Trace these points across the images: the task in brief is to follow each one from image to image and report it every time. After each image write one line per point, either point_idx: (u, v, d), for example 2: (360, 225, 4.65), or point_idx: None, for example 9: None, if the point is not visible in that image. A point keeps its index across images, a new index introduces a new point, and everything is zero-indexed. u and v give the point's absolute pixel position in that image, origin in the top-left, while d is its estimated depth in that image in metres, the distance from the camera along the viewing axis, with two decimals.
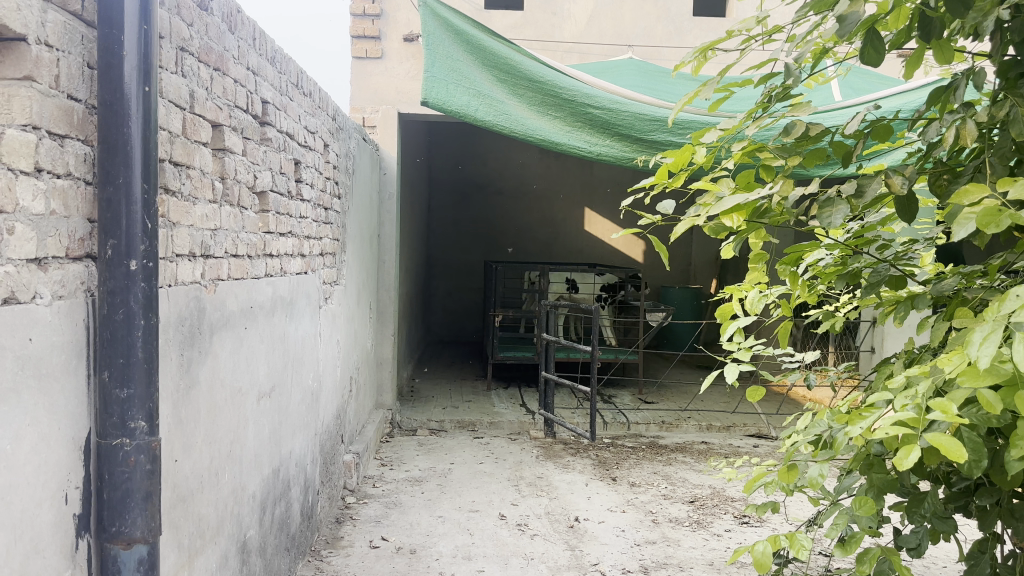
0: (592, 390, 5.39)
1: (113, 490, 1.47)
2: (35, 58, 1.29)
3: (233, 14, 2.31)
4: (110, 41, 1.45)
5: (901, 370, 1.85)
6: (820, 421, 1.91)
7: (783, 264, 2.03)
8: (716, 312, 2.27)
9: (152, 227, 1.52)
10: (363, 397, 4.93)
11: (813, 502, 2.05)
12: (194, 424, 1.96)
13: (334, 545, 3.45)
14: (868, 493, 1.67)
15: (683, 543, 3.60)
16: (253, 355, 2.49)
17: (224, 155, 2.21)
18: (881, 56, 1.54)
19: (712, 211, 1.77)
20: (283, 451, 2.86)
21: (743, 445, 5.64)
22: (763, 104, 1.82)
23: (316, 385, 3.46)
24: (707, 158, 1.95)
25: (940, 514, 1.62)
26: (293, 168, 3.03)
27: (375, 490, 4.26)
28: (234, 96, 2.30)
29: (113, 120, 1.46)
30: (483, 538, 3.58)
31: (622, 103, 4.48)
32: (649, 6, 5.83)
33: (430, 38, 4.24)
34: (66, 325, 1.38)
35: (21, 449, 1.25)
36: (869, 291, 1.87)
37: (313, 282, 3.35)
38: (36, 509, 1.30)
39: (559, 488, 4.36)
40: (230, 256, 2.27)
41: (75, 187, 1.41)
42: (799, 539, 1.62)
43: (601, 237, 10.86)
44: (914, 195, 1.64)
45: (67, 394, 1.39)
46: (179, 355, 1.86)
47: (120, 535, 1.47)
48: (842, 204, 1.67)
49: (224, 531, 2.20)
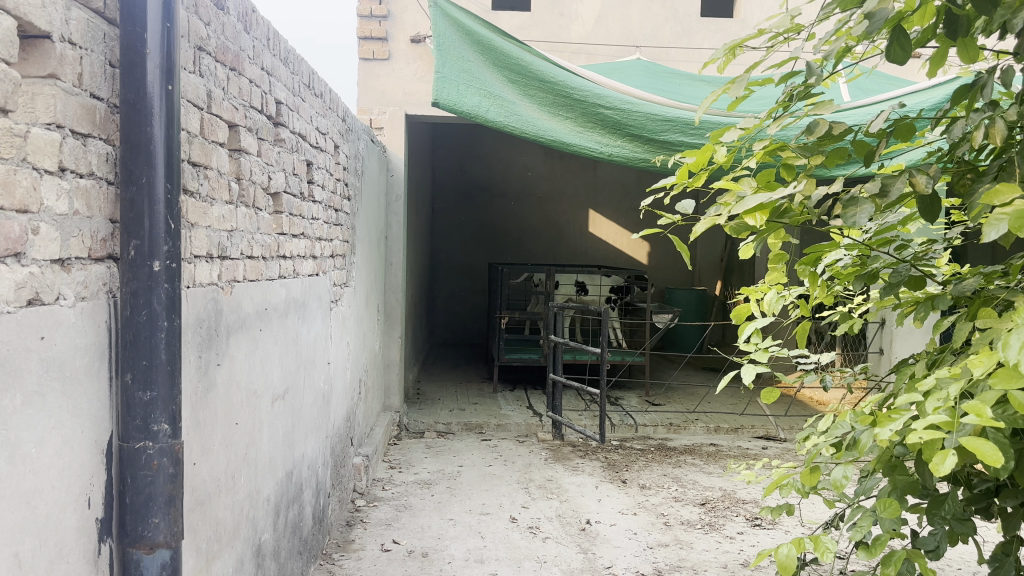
0: (601, 392, 5.38)
1: (136, 495, 1.46)
2: (60, 56, 1.27)
3: (249, 13, 2.30)
4: (133, 40, 1.44)
5: (924, 372, 1.82)
6: (841, 423, 1.89)
7: (803, 265, 2.00)
8: (732, 313, 2.24)
9: (174, 228, 1.50)
10: (372, 399, 4.92)
11: (830, 505, 2.02)
12: (212, 427, 1.94)
13: (346, 549, 3.43)
14: (891, 495, 1.64)
15: (696, 545, 3.59)
16: (268, 357, 2.48)
17: (240, 156, 2.19)
18: (907, 53, 1.51)
19: (735, 210, 1.74)
20: (296, 454, 2.85)
21: (752, 447, 5.62)
22: (784, 103, 1.80)
23: (327, 387, 3.44)
24: (727, 158, 1.92)
25: (961, 515, 1.59)
26: (305, 169, 3.01)
27: (384, 493, 4.24)
28: (250, 96, 2.29)
29: (135, 119, 1.44)
30: (495, 541, 3.56)
31: (633, 104, 4.47)
32: (656, 6, 5.81)
33: (442, 39, 4.25)
34: (88, 327, 1.36)
35: (46, 453, 1.24)
36: (889, 292, 1.84)
37: (324, 284, 3.34)
38: (61, 513, 1.28)
39: (569, 490, 4.34)
40: (246, 258, 2.25)
41: (97, 187, 1.40)
42: (823, 542, 1.59)
43: (606, 239, 10.84)
44: (937, 196, 1.61)
45: (91, 398, 1.37)
46: (197, 358, 1.84)
47: (143, 539, 1.45)
48: (866, 203, 1.62)
49: (240, 535, 2.18)
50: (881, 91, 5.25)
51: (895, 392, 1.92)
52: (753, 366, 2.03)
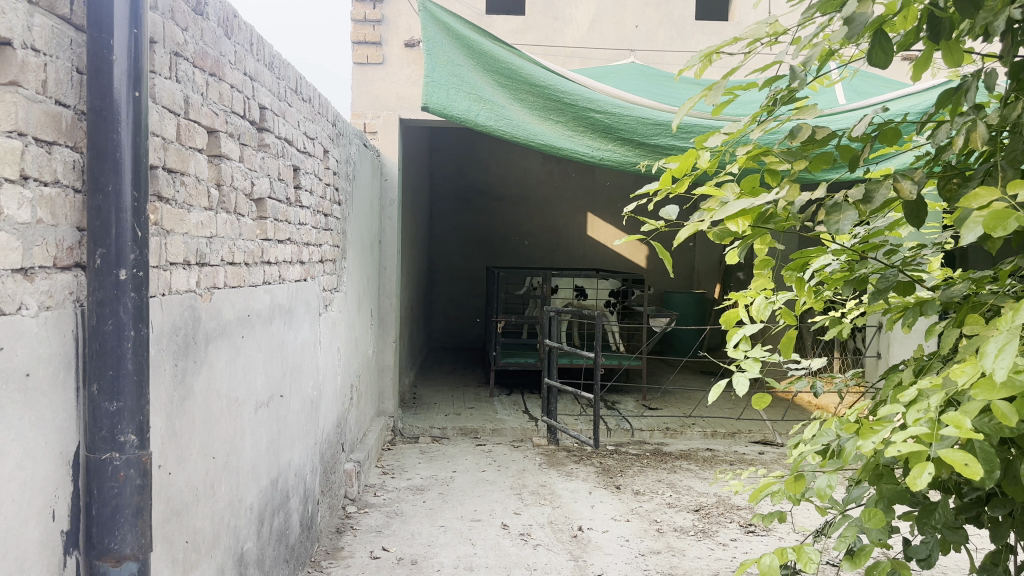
0: (595, 397, 5.35)
1: (102, 507, 1.43)
2: (21, 63, 1.26)
3: (230, 18, 2.28)
4: (99, 46, 1.42)
5: (911, 379, 1.79)
6: (827, 430, 1.86)
7: (790, 270, 1.97)
8: (721, 319, 2.20)
9: (142, 236, 1.48)
10: (365, 404, 4.90)
11: (821, 513, 1.97)
12: (189, 436, 1.92)
13: (335, 556, 3.40)
14: (877, 504, 1.60)
15: (688, 552, 3.56)
16: (251, 365, 2.45)
17: (220, 162, 2.17)
18: (890, 58, 1.49)
19: (717, 216, 1.71)
20: (282, 461, 2.82)
21: (749, 452, 5.60)
22: (768, 107, 1.76)
23: (316, 393, 3.42)
24: (712, 163, 1.89)
25: (951, 524, 1.55)
26: (292, 174, 3.00)
27: (376, 499, 4.22)
28: (231, 102, 2.27)
29: (102, 126, 1.43)
30: (485, 549, 3.53)
31: (624, 107, 4.46)
32: (651, 10, 5.80)
33: (431, 43, 4.20)
34: (53, 337, 1.34)
35: (4, 465, 1.22)
36: (876, 298, 1.81)
37: (312, 290, 3.32)
38: (22, 526, 1.26)
39: (562, 496, 4.31)
40: (227, 264, 2.23)
41: (63, 195, 1.38)
42: (806, 553, 1.55)
43: (604, 242, 10.82)
44: (924, 201, 1.58)
45: (55, 409, 1.35)
46: (173, 366, 1.83)
47: (109, 552, 1.43)
48: (850, 209, 1.59)
49: (220, 544, 2.16)
50: (875, 94, 5.23)
51: (883, 398, 1.90)
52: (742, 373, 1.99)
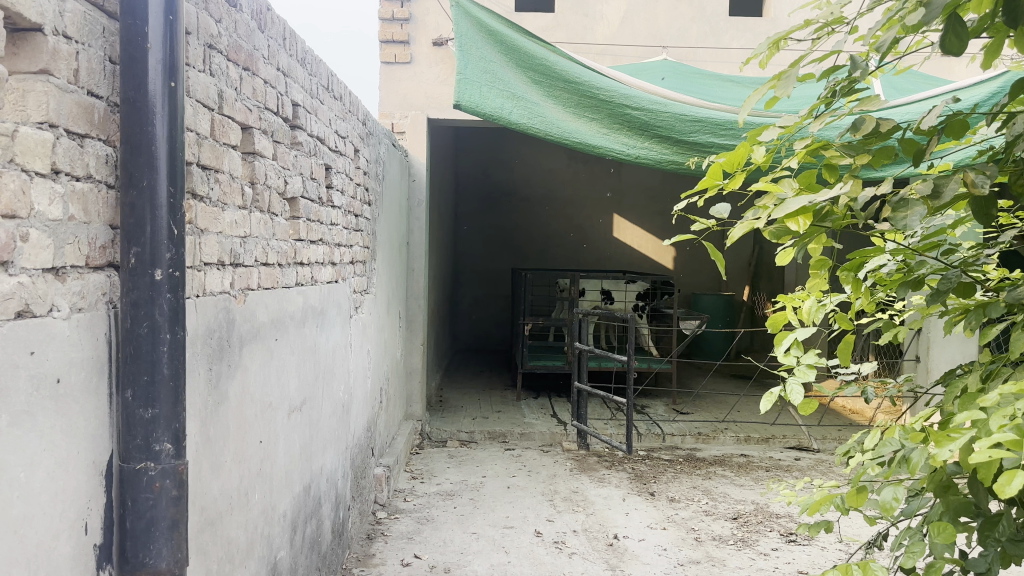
0: (627, 403, 5.22)
1: (136, 519, 1.37)
2: (52, 50, 1.19)
3: (263, 12, 2.21)
4: (133, 34, 1.35)
5: (981, 387, 1.64)
6: (890, 439, 1.66)
7: (846, 271, 1.82)
8: (768, 322, 2.05)
9: (178, 234, 1.41)
10: (393, 408, 4.83)
11: (873, 522, 1.78)
12: (223, 443, 1.86)
13: (366, 563, 3.33)
14: (942, 516, 1.44)
15: (728, 562, 3.45)
16: (284, 368, 2.39)
17: (254, 159, 2.11)
18: (964, 44, 1.32)
19: (775, 215, 1.57)
20: (314, 467, 2.75)
21: (784, 458, 5.49)
22: (826, 99, 1.61)
23: (347, 397, 3.35)
24: (766, 158, 1.74)
25: (1015, 537, 1.37)
26: (324, 174, 2.93)
27: (406, 504, 4.15)
28: (265, 97, 2.21)
29: (136, 118, 1.36)
30: (519, 557, 3.45)
31: (662, 104, 4.38)
32: (684, 6, 5.69)
33: (463, 38, 4.12)
34: (86, 340, 1.27)
35: (36, 477, 1.15)
36: (936, 300, 1.63)
37: (343, 292, 3.25)
38: (53, 542, 1.19)
39: (595, 503, 4.22)
40: (261, 265, 2.17)
41: (95, 191, 1.31)
42: (874, 569, 1.34)
43: (631, 244, 10.71)
44: (994, 197, 1.44)
45: (89, 416, 1.29)
46: (208, 370, 1.76)
47: (144, 567, 1.37)
48: (917, 205, 1.44)
49: (254, 554, 2.10)
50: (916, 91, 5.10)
51: (943, 409, 1.76)
52: (795, 380, 1.83)
